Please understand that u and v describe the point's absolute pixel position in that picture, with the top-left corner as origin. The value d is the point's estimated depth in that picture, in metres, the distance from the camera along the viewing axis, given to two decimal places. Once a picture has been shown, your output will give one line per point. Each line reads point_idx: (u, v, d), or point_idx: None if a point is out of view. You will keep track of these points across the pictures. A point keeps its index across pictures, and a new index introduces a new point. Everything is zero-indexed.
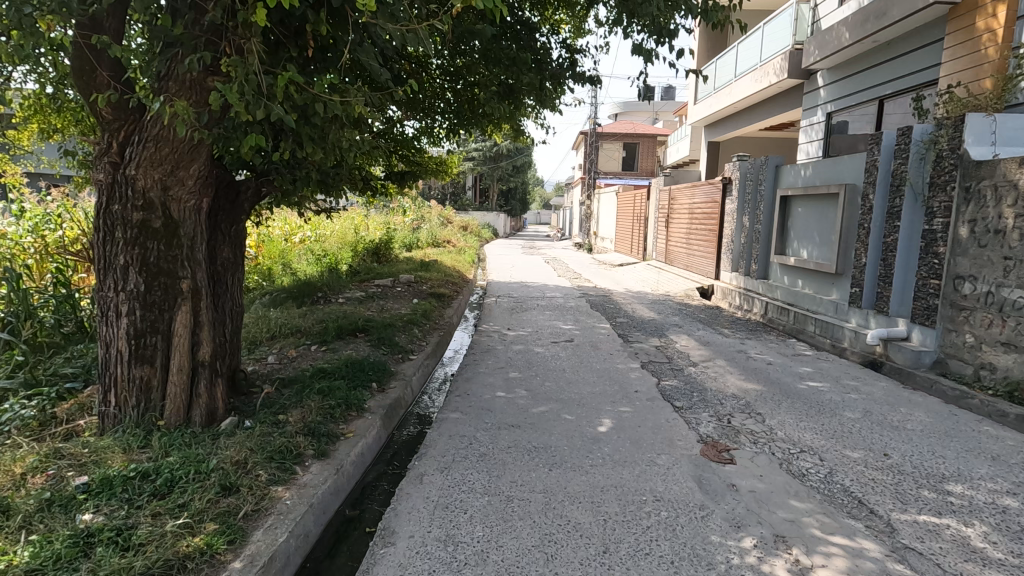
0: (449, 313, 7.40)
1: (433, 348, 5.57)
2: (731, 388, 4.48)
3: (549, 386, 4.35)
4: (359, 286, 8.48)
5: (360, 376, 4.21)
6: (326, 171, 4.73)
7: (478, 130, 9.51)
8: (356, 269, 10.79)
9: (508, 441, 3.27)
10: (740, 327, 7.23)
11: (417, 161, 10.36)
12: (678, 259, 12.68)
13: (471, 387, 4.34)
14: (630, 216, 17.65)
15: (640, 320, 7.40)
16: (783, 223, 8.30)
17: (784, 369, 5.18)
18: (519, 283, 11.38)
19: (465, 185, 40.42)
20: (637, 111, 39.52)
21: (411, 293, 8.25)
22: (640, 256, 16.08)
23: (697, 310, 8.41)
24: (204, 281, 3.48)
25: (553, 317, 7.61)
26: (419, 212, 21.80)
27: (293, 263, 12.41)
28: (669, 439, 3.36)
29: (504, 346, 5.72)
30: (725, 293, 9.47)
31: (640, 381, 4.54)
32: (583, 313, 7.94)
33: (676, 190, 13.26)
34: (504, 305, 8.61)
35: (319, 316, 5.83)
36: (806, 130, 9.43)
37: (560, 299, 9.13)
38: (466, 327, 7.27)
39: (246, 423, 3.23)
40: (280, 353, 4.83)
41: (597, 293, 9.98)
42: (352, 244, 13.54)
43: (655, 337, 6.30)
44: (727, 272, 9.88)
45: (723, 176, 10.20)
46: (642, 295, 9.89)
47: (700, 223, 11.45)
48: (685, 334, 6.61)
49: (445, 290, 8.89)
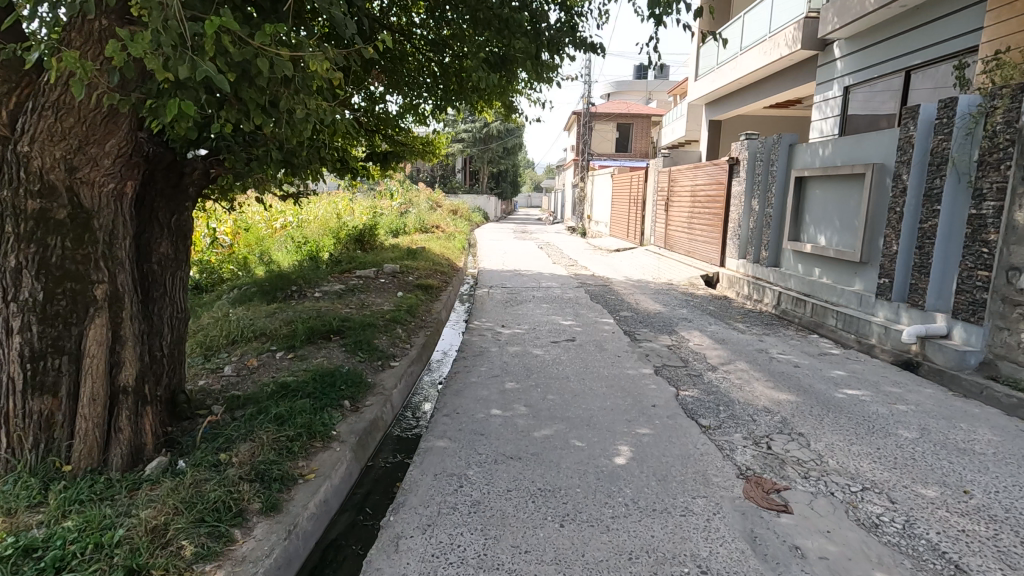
0: (437, 307, 6.76)
1: (419, 352, 4.93)
2: (761, 400, 3.88)
3: (552, 401, 3.73)
4: (339, 277, 7.82)
5: (330, 393, 3.57)
6: (290, 150, 4.04)
7: (466, 106, 8.77)
8: (338, 258, 10.10)
9: (507, 482, 2.65)
10: (753, 321, 6.66)
11: (402, 140, 9.61)
12: (679, 244, 12.10)
13: (462, 403, 3.71)
14: (626, 199, 17.00)
15: (645, 314, 6.82)
16: (797, 207, 7.70)
17: (813, 372, 4.60)
18: (512, 271, 10.76)
19: (455, 167, 39.45)
20: (630, 90, 38.61)
21: (396, 285, 7.58)
22: (637, 241, 15.47)
23: (705, 301, 7.83)
24: (128, 286, 2.80)
25: (551, 311, 6.99)
26: (408, 196, 21.07)
27: (272, 251, 11.74)
28: (702, 474, 2.77)
29: (499, 348, 5.09)
30: (731, 282, 8.91)
31: (657, 393, 3.94)
32: (583, 306, 7.34)
33: (675, 171, 12.64)
34: (497, 297, 7.98)
35: (289, 316, 5.18)
36: (820, 106, 8.78)
37: (557, 290, 8.52)
38: (457, 323, 6.64)
39: (179, 466, 2.57)
40: (239, 363, 4.17)
41: (596, 282, 9.38)
42: (335, 230, 12.82)
43: (666, 335, 5.70)
44: (733, 259, 9.31)
45: (728, 157, 9.60)
46: (643, 284, 9.30)
47: (703, 206, 10.83)
48: (696, 330, 6.03)
49: (433, 281, 8.24)
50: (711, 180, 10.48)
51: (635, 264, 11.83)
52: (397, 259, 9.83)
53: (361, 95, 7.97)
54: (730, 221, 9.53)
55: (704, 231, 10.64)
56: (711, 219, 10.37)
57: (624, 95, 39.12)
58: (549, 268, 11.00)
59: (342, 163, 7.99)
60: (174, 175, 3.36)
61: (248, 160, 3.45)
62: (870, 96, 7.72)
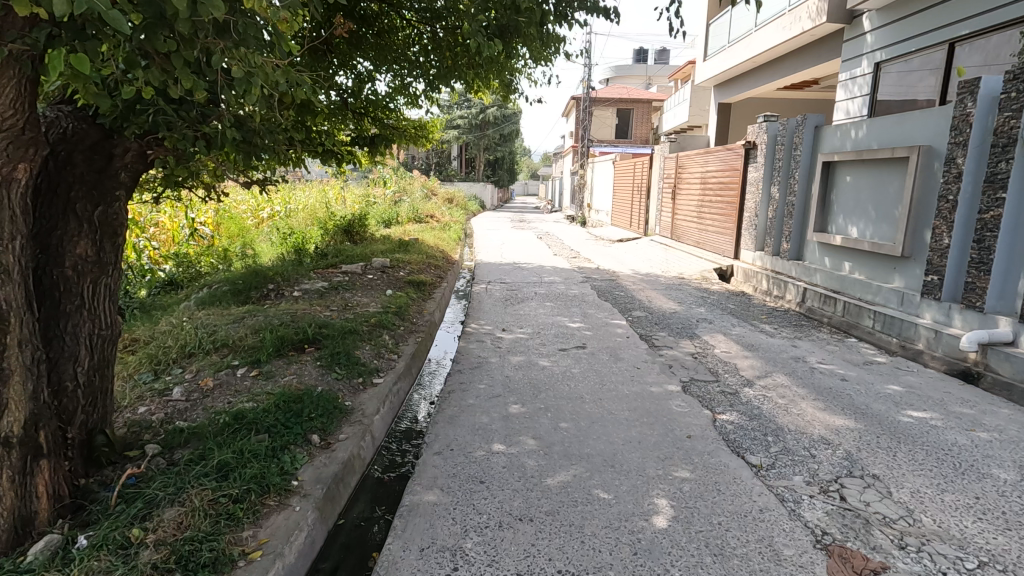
0: (430, 307, 6.10)
1: (407, 364, 4.27)
2: (815, 427, 3.25)
3: (566, 432, 3.08)
4: (322, 273, 7.13)
5: (294, 425, 2.90)
6: (248, 124, 3.33)
7: (461, 85, 8.06)
8: (324, 251, 9.41)
9: (517, 561, 2.01)
10: (780, 321, 6.01)
11: (391, 124, 8.89)
12: (687, 235, 11.43)
13: (457, 434, 3.05)
14: (629, 187, 16.30)
15: (660, 314, 6.17)
16: (824, 194, 7.05)
17: (864, 387, 3.97)
18: (511, 263, 10.07)
19: (450, 154, 38.55)
20: (630, 74, 37.66)
21: (386, 282, 6.91)
22: (641, 231, 14.82)
23: (723, 298, 7.19)
24: (22, 303, 2.12)
25: (556, 311, 6.32)
26: (402, 185, 20.33)
27: (255, 244, 11.03)
28: (768, 543, 2.14)
29: (500, 358, 4.44)
30: (748, 275, 8.29)
31: (691, 420, 3.29)
32: (590, 304, 6.69)
33: (683, 157, 11.96)
34: (496, 294, 7.32)
35: (258, 320, 4.51)
36: (845, 85, 8.08)
37: (560, 285, 7.87)
38: (451, 325, 5.98)
39: (77, 547, 1.91)
40: (191, 383, 3.50)
41: (601, 276, 8.73)
42: (323, 220, 12.10)
43: (688, 341, 5.06)
44: (749, 252, 8.65)
45: (743, 141, 8.93)
46: (653, 278, 8.65)
47: (714, 194, 10.16)
48: (720, 333, 5.39)
49: (426, 277, 7.58)
50: (723, 167, 9.81)
51: (641, 255, 11.16)
52: (388, 252, 9.15)
53: (351, 72, 7.36)
54: (746, 210, 8.86)
55: (716, 221, 10.00)
56: (724, 207, 9.72)
57: (623, 80, 38.19)
58: (550, 260, 10.33)
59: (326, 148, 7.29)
60: (100, 158, 2.64)
61: (194, 139, 2.75)
62: (904, 73, 7.05)
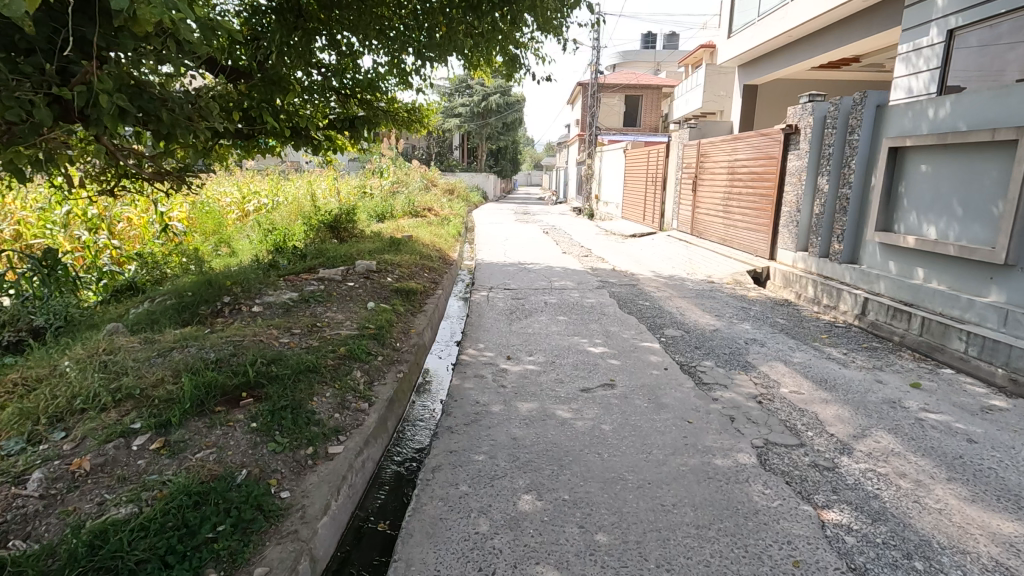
0: (419, 326, 5.02)
1: (381, 417, 3.20)
2: (975, 539, 2.18)
3: (607, 556, 2.02)
4: (293, 280, 6.02)
5: (180, 561, 1.85)
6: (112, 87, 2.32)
7: (460, 61, 6.97)
8: (305, 250, 8.34)
9: None
10: (848, 343, 4.90)
11: (383, 107, 7.90)
12: (711, 231, 10.31)
13: (438, 562, 2.00)
14: (641, 178, 15.15)
15: (698, 333, 5.08)
16: (890, 186, 5.95)
17: (1003, 453, 2.90)
18: (517, 263, 8.97)
19: (452, 143, 37.31)
20: (639, 60, 36.14)
21: (368, 292, 5.82)
22: (656, 225, 13.69)
23: (767, 310, 6.09)
24: None
25: (572, 328, 5.22)
26: (402, 176, 19.18)
27: (233, 244, 9.99)
28: None
29: (505, 405, 3.36)
30: (790, 280, 7.22)
31: (788, 525, 2.22)
32: (611, 318, 5.60)
33: (705, 144, 10.82)
34: (499, 303, 6.24)
35: (189, 354, 3.45)
36: (905, 58, 6.90)
37: (573, 292, 6.77)
38: (445, 349, 4.90)
39: None
40: (61, 462, 2.42)
41: (620, 280, 7.62)
42: (308, 214, 10.99)
43: (744, 375, 3.97)
44: (791, 253, 7.56)
45: (781, 125, 7.80)
46: (679, 283, 7.54)
47: (744, 186, 9.03)
48: (780, 362, 4.30)
49: (416, 283, 6.49)
50: (754, 155, 8.70)
51: (660, 253, 10.02)
52: (377, 252, 8.07)
53: (329, 42, 6.28)
54: (786, 204, 7.75)
55: (745, 216, 8.91)
56: (755, 200, 8.62)
57: (632, 65, 36.64)
58: (560, 260, 9.23)
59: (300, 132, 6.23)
60: None
61: None
62: (985, 40, 5.89)
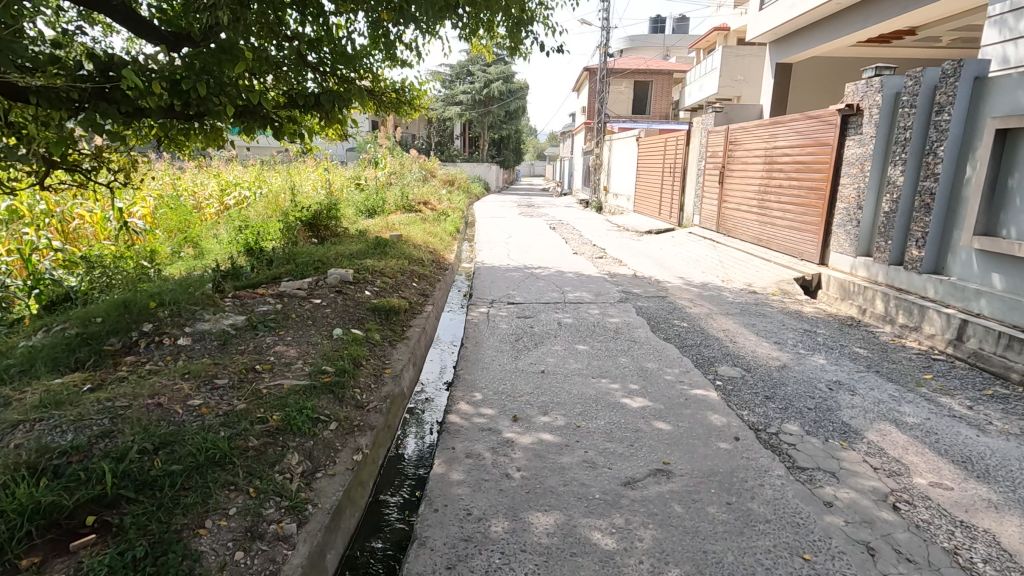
0: (398, 364, 3.84)
1: (314, 551, 2.02)
2: None
3: None
4: (245, 296, 4.81)
5: None
6: None
7: (454, 27, 5.75)
8: (276, 253, 7.15)
9: None
10: (963, 387, 3.70)
11: (367, 86, 6.71)
12: (742, 230, 9.10)
13: None
14: (656, 169, 13.90)
15: (762, 373, 3.86)
16: (995, 178, 4.71)
17: None
18: (521, 267, 7.76)
19: (452, 132, 35.94)
20: (647, 45, 34.65)
21: (336, 314, 4.62)
22: (674, 220, 12.46)
23: (836, 334, 4.87)
24: None
25: (597, 363, 4.03)
26: (397, 166, 17.86)
27: (203, 246, 8.78)
28: None
29: (511, 522, 2.19)
30: (850, 291, 6.03)
31: None
32: (644, 347, 4.41)
33: (735, 130, 9.56)
34: (501, 324, 5.04)
35: (30, 439, 2.27)
36: (1000, 21, 5.61)
37: (591, 307, 5.58)
38: (429, 397, 3.72)
39: None
40: None
41: (646, 290, 6.42)
42: (288, 208, 9.78)
43: (851, 453, 2.77)
44: (851, 259, 6.36)
45: (837, 106, 6.57)
46: (716, 293, 6.34)
47: (785, 178, 7.81)
48: (890, 426, 3.09)
49: (400, 299, 5.30)
50: (798, 142, 7.47)
51: (685, 255, 8.82)
52: (360, 256, 6.87)
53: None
54: (844, 200, 6.52)
55: (788, 213, 7.70)
56: (800, 195, 7.41)
57: (639, 50, 35.10)
58: (571, 264, 8.02)
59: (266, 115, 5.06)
60: None
61: None
62: None
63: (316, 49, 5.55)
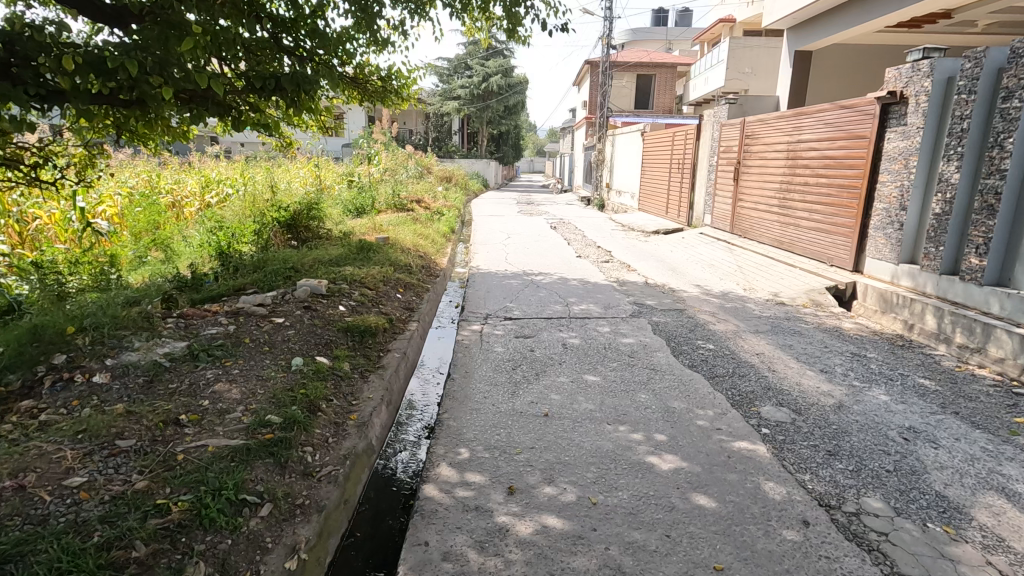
0: (367, 405, 3.11)
1: None
2: None
3: None
4: (194, 314, 4.07)
5: None
6: None
7: (444, 1, 5.01)
8: (247, 258, 6.41)
9: None
10: None
11: (348, 73, 5.97)
12: (762, 232, 8.37)
13: None
14: (663, 165, 13.16)
15: (815, 415, 3.13)
16: None
17: None
18: (521, 274, 7.03)
19: (451, 128, 35.14)
20: (649, 38, 33.85)
21: (299, 336, 3.88)
22: (683, 220, 11.72)
23: (890, 359, 4.13)
24: None
25: (612, 402, 3.29)
26: (392, 162, 17.07)
27: (173, 250, 8.00)
28: None
29: None
30: (892, 303, 5.30)
31: None
32: (667, 378, 3.67)
33: (752, 123, 8.82)
34: (496, 346, 4.30)
35: None
36: None
37: (601, 324, 4.85)
38: (403, 449, 2.99)
39: None
40: None
41: (662, 302, 5.69)
42: (268, 207, 9.02)
43: (965, 548, 2.05)
44: (892, 267, 5.63)
45: (876, 94, 5.84)
46: (740, 305, 5.61)
47: (812, 175, 7.07)
48: (1002, 500, 2.37)
49: (379, 316, 4.57)
50: (827, 135, 6.75)
51: (700, 259, 8.09)
52: (339, 263, 6.14)
53: None
54: (884, 199, 5.78)
55: (815, 214, 7.00)
56: (830, 195, 6.68)
57: (641, 44, 34.25)
58: (575, 269, 7.29)
59: (221, 102, 4.31)
60: None
61: None
62: None
63: (291, 30, 4.80)
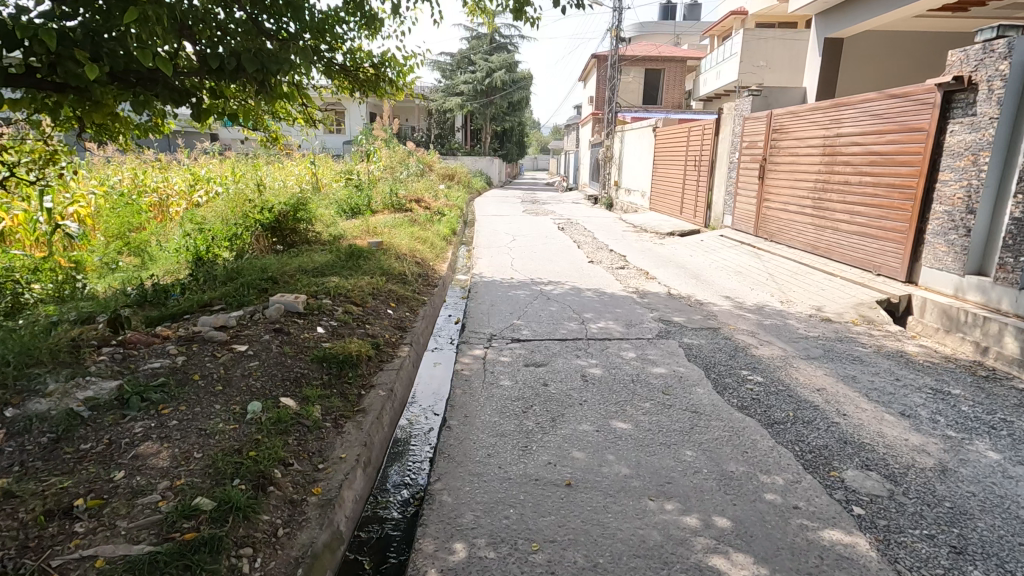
0: (336, 471, 2.40)
1: None
2: None
3: None
4: (140, 341, 3.36)
5: None
6: None
7: None
8: (222, 265, 5.71)
9: None
10: None
11: (336, 60, 5.27)
12: (793, 236, 7.63)
13: None
14: (677, 163, 12.41)
15: (917, 485, 2.42)
16: None
17: None
18: (529, 284, 6.31)
19: (453, 125, 34.37)
20: (657, 32, 33.05)
21: (263, 371, 3.17)
22: (700, 221, 10.97)
23: (980, 396, 3.41)
24: None
25: (651, 464, 2.57)
26: (391, 158, 16.34)
27: (148, 255, 7.29)
28: None
29: None
30: (958, 321, 4.57)
31: None
32: (715, 426, 2.95)
33: (780, 116, 8.08)
34: (502, 378, 3.59)
35: None
36: None
37: (625, 348, 4.13)
38: (382, 531, 2.28)
39: None
40: None
41: (692, 318, 4.96)
42: (253, 207, 8.32)
43: None
44: (956, 278, 4.89)
45: (936, 81, 5.11)
46: (782, 322, 4.89)
47: (855, 174, 6.33)
48: None
49: (364, 340, 3.87)
50: (874, 129, 6.02)
51: (725, 265, 7.36)
52: (325, 273, 5.44)
53: None
54: (947, 201, 5.04)
55: (857, 216, 6.27)
56: (878, 195, 5.94)
57: (648, 38, 33.46)
58: (589, 278, 6.57)
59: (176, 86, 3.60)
60: None
61: None
62: None
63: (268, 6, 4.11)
